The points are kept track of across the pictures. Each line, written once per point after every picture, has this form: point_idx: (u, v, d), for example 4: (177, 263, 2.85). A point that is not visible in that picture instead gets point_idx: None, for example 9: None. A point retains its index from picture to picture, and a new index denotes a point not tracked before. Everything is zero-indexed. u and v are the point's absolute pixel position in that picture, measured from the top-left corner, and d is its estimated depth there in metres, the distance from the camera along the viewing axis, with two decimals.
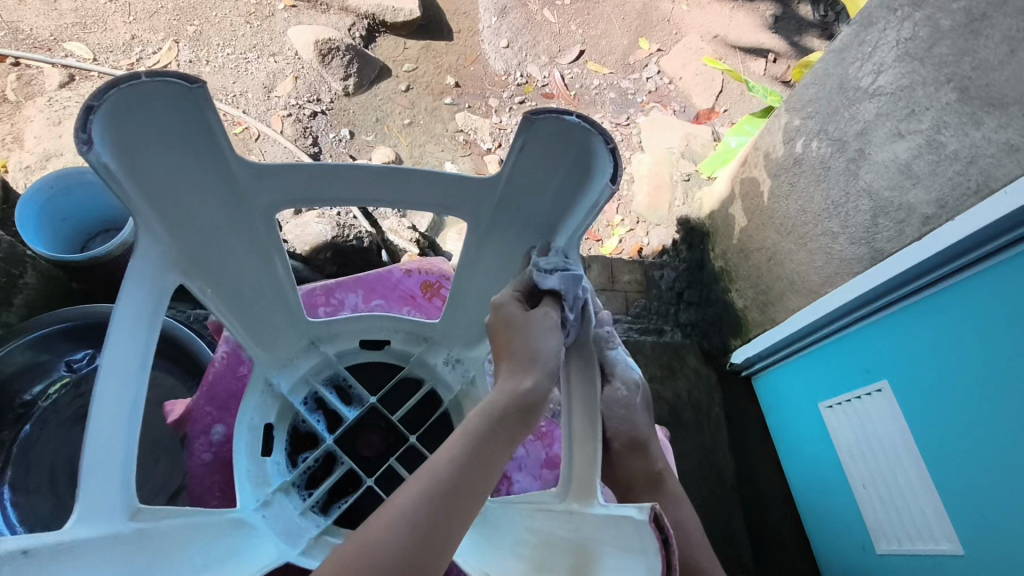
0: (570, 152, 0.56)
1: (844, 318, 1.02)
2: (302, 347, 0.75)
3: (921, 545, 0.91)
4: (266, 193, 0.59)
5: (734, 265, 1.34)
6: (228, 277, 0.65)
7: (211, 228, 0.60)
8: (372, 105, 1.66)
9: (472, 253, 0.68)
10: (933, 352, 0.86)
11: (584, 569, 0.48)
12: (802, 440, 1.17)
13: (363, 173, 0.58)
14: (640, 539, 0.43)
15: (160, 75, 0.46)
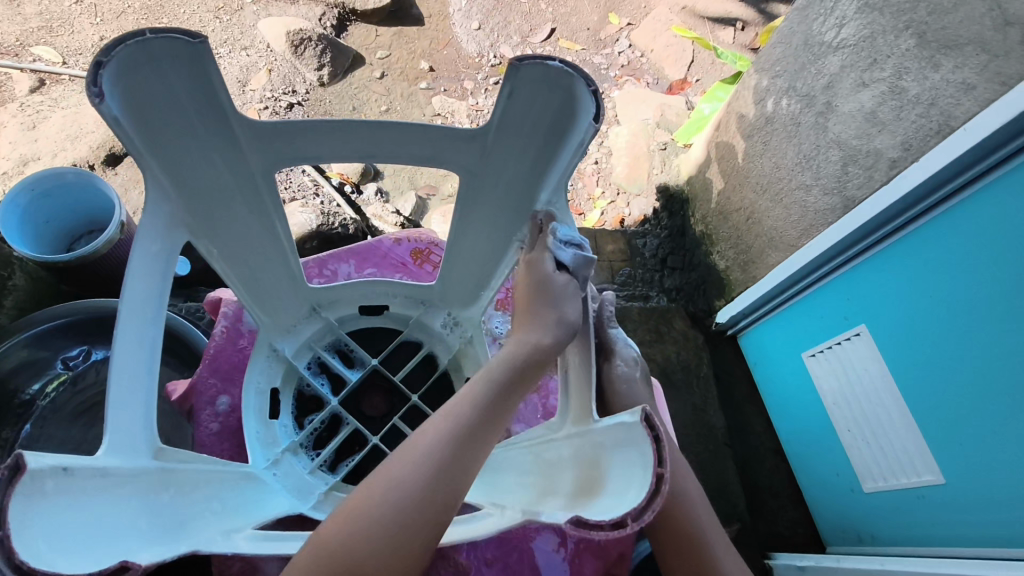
0: (555, 100, 0.57)
1: (822, 267, 1.05)
2: (303, 315, 0.78)
3: (904, 479, 0.95)
4: (266, 153, 0.61)
5: (714, 228, 1.37)
6: (230, 242, 0.66)
7: (213, 192, 0.61)
8: (348, 94, 1.67)
9: (462, 210, 0.69)
10: (910, 288, 0.89)
11: (586, 479, 0.51)
12: (789, 391, 1.20)
13: (355, 130, 0.60)
14: (632, 442, 0.45)
15: (165, 32, 0.47)
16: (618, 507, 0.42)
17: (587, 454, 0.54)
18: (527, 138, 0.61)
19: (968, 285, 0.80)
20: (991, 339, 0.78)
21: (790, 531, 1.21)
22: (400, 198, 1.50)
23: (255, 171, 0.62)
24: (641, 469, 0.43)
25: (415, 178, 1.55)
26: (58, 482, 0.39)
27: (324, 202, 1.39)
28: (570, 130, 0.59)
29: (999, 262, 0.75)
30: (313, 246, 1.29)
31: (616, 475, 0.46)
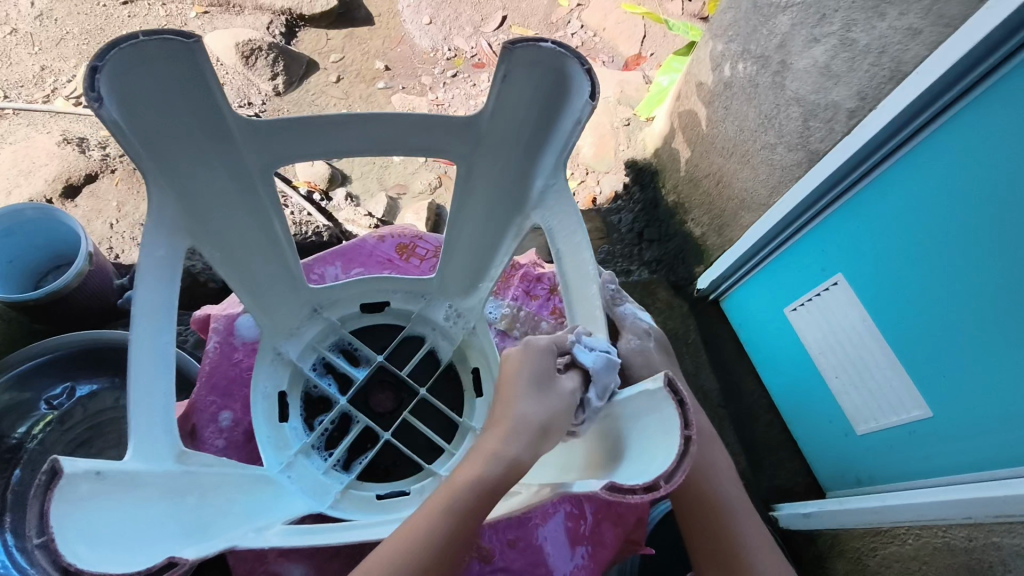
0: (548, 80, 0.59)
1: (793, 226, 1.08)
2: (304, 317, 0.77)
3: (894, 417, 0.98)
4: (262, 153, 0.62)
5: (685, 197, 1.39)
6: (232, 248, 0.67)
7: (211, 198, 0.62)
8: (305, 101, 1.65)
9: (460, 198, 0.71)
10: (880, 234, 0.92)
11: (617, 453, 0.53)
12: (776, 349, 1.23)
13: (340, 125, 0.61)
14: (659, 406, 0.48)
15: (158, 33, 0.48)
16: (648, 470, 0.44)
17: (615, 428, 0.56)
18: (519, 119, 0.63)
19: (934, 220, 0.83)
20: (959, 267, 0.82)
21: (791, 482, 1.24)
22: (372, 200, 1.49)
23: (252, 173, 0.63)
24: (667, 433, 0.46)
25: (383, 179, 1.54)
26: (91, 484, 0.42)
27: (295, 212, 1.37)
28: (567, 108, 0.61)
29: (961, 193, 0.78)
30: None
31: (642, 443, 0.49)
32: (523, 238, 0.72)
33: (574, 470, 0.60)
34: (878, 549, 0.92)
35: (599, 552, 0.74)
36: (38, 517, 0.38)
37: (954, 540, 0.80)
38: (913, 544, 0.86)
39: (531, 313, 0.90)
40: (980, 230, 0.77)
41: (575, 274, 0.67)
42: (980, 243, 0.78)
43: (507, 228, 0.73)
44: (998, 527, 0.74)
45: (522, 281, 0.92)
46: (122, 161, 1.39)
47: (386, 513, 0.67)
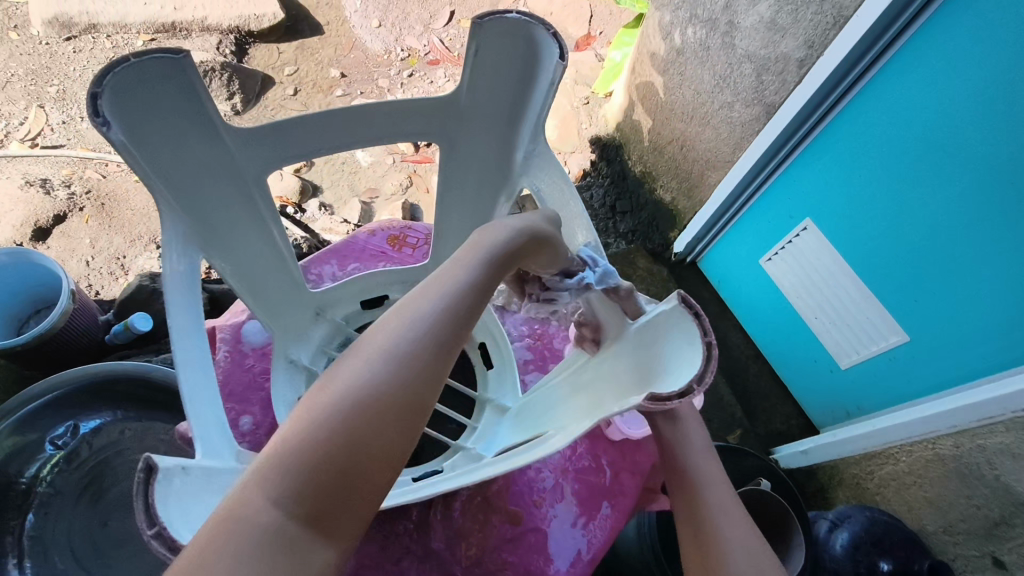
0: (518, 49, 0.61)
1: (758, 179, 1.13)
2: (311, 321, 0.81)
3: (874, 347, 1.04)
4: (254, 160, 0.64)
5: (652, 166, 1.43)
6: (241, 258, 0.68)
7: (217, 211, 0.63)
8: (266, 117, 1.64)
9: (446, 178, 0.75)
10: (846, 173, 0.97)
11: (634, 376, 0.56)
12: (758, 300, 1.28)
13: (323, 121, 0.64)
14: (676, 326, 0.51)
15: (149, 53, 0.50)
16: (680, 374, 0.47)
17: (632, 356, 0.59)
18: (495, 92, 0.66)
19: (900, 152, 0.87)
20: (927, 194, 0.86)
21: (786, 425, 1.29)
22: (345, 207, 1.49)
23: (249, 183, 0.65)
24: (688, 341, 0.49)
25: (353, 185, 1.54)
26: (178, 479, 0.45)
27: None
28: (538, 74, 0.63)
29: (924, 124, 0.83)
30: None
31: (665, 357, 0.52)
32: (515, 199, 0.76)
33: (585, 398, 0.63)
34: (875, 471, 0.97)
35: (620, 501, 0.77)
36: (145, 510, 0.41)
37: (944, 450, 0.84)
38: (907, 461, 0.90)
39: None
40: (946, 154, 0.82)
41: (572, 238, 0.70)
42: (946, 167, 0.82)
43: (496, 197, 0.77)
44: (981, 429, 0.79)
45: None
46: (89, 199, 1.38)
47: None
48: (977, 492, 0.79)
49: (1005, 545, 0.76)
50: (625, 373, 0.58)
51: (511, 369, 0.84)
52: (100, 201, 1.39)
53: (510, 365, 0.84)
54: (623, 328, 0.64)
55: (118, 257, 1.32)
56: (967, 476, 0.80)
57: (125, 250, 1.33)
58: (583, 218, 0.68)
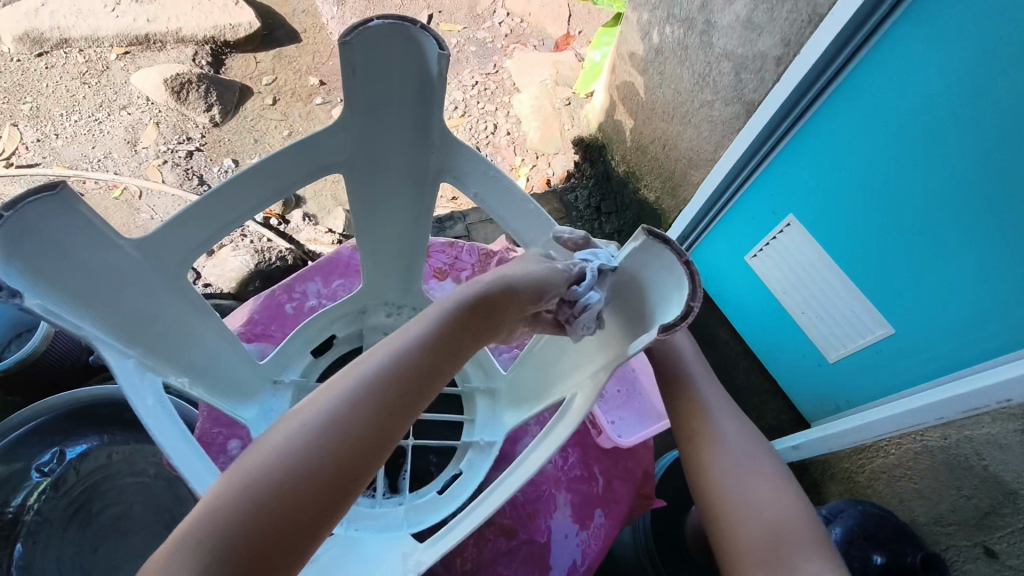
0: (392, 54, 0.54)
1: (739, 178, 1.14)
2: (269, 394, 0.69)
3: (860, 340, 1.05)
4: (173, 252, 0.54)
5: (635, 165, 1.44)
6: (196, 365, 0.58)
7: (156, 317, 0.53)
8: (246, 128, 1.63)
9: (360, 207, 0.67)
10: (831, 174, 0.97)
11: (627, 324, 0.56)
12: (746, 298, 1.28)
13: (257, 175, 0.55)
14: (650, 260, 0.52)
15: (19, 199, 0.39)
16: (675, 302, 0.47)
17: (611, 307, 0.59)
18: (392, 102, 0.58)
19: (884, 146, 0.88)
20: (912, 185, 0.86)
21: (777, 420, 1.30)
22: (329, 217, 1.48)
23: (173, 278, 0.55)
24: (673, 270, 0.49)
25: (337, 194, 1.53)
26: None
27: (254, 240, 1.35)
28: (431, 75, 0.55)
29: (901, 121, 0.84)
30: (257, 286, 1.27)
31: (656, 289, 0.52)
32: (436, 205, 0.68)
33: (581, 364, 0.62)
34: (866, 464, 0.98)
35: (614, 509, 0.77)
36: None
37: (932, 442, 0.85)
38: (896, 453, 0.92)
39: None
40: (929, 144, 0.82)
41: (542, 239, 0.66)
42: (930, 163, 0.83)
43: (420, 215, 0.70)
44: (967, 420, 0.79)
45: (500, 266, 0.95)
46: None
47: (460, 498, 0.68)
48: (967, 483, 0.81)
49: (994, 534, 0.78)
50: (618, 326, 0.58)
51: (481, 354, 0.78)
52: None
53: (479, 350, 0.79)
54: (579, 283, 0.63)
55: None
56: (956, 467, 0.82)
57: None
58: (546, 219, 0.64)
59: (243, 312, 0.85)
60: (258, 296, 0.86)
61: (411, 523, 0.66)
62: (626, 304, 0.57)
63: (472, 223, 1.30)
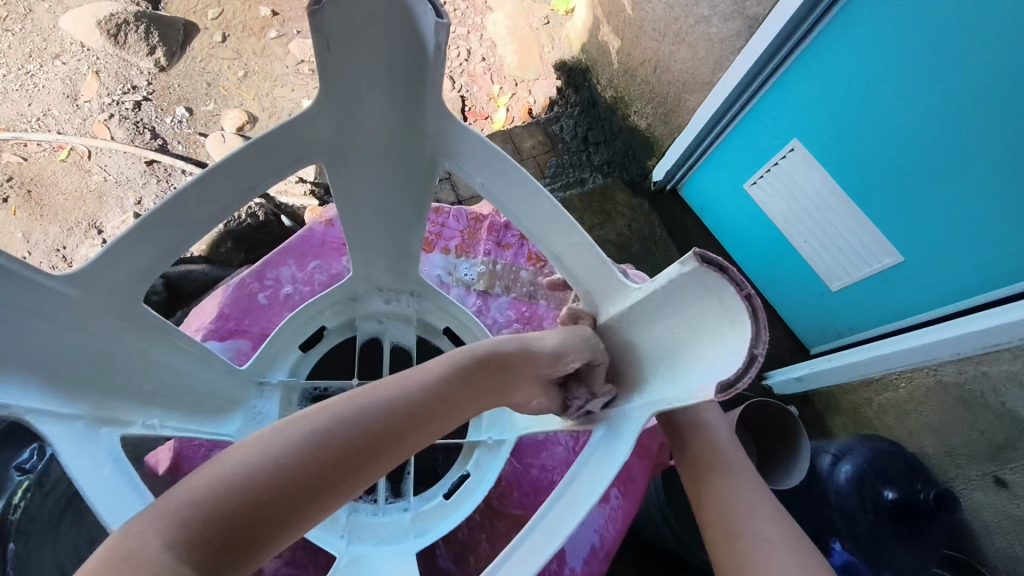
0: (378, 26, 0.43)
1: (743, 99, 1.05)
2: (256, 398, 0.64)
3: (867, 268, 1.00)
4: (120, 278, 0.46)
5: (625, 89, 1.35)
6: (163, 394, 0.52)
7: (109, 352, 0.47)
8: (196, 70, 1.48)
9: (343, 195, 0.57)
10: (844, 95, 0.89)
11: (671, 348, 0.47)
12: (745, 228, 1.22)
13: (211, 181, 0.47)
14: (706, 290, 0.40)
15: None
16: (730, 352, 0.38)
17: (645, 314, 0.49)
18: (369, 86, 0.47)
19: (902, 70, 0.80)
20: (928, 111, 0.80)
21: (777, 350, 1.27)
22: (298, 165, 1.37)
23: (120, 307, 0.47)
24: (725, 307, 0.39)
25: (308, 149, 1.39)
26: None
27: None
28: (421, 56, 0.44)
29: (921, 39, 0.76)
30: (229, 248, 1.19)
31: (698, 330, 0.43)
32: (434, 187, 0.58)
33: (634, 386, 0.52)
34: (873, 398, 0.97)
35: (631, 488, 0.76)
36: None
37: (945, 376, 0.83)
38: (906, 387, 0.90)
39: (508, 265, 0.90)
40: (946, 67, 0.75)
41: (577, 259, 0.54)
42: (953, 85, 0.75)
43: (416, 202, 0.60)
44: (984, 356, 0.76)
45: (491, 233, 0.92)
46: (13, 187, 1.28)
47: (467, 507, 0.64)
48: (982, 418, 0.80)
49: (1007, 466, 0.78)
50: (660, 343, 0.48)
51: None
52: (25, 188, 1.28)
53: (487, 341, 0.70)
54: (619, 288, 0.51)
55: (58, 249, 1.25)
56: (972, 404, 0.80)
57: (64, 240, 1.25)
58: (573, 227, 0.52)
59: (213, 305, 0.80)
60: (227, 284, 0.81)
61: (418, 534, 0.62)
62: (672, 340, 0.46)
63: None
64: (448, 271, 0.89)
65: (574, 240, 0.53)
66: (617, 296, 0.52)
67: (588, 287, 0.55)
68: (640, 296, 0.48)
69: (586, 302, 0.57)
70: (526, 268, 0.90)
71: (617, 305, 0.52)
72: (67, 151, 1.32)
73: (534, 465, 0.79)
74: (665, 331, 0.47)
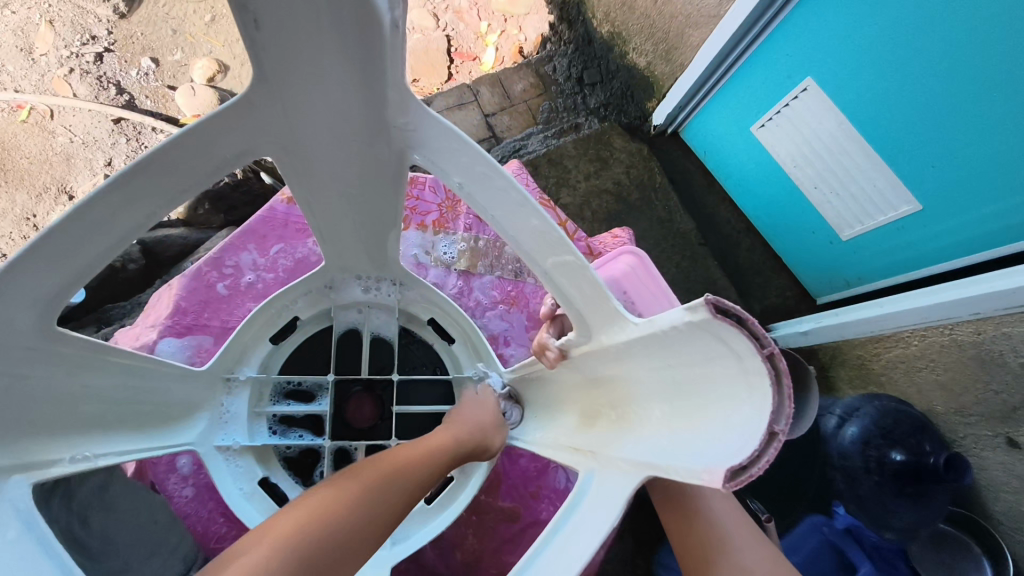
0: (315, 23, 0.34)
1: (753, 29, 0.96)
2: (225, 397, 0.61)
3: (882, 218, 0.94)
4: (23, 303, 0.41)
5: (622, 24, 1.25)
6: (94, 412, 0.48)
7: (25, 376, 0.43)
8: (159, 16, 1.36)
9: (295, 178, 0.51)
10: (867, 27, 0.80)
11: (676, 396, 0.39)
12: (753, 175, 1.15)
13: (125, 189, 0.41)
14: (719, 342, 0.32)
15: None
16: (746, 423, 0.32)
17: (642, 356, 0.41)
18: (323, 80, 0.39)
19: (939, 11, 0.71)
20: (964, 57, 0.71)
21: (782, 299, 1.22)
22: None
23: (33, 326, 0.42)
24: (744, 369, 0.32)
25: None
26: None
27: None
28: (377, 43, 0.36)
29: None
30: (207, 210, 1.11)
31: (710, 381, 0.35)
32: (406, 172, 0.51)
33: (626, 427, 0.45)
34: (882, 352, 0.92)
35: None
36: None
37: (961, 336, 0.78)
38: (918, 344, 0.85)
39: (490, 240, 0.85)
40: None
41: (569, 279, 0.46)
42: (991, 20, 0.66)
43: (377, 192, 0.53)
44: (1005, 317, 0.71)
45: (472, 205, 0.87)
46: None
47: (452, 510, 0.62)
48: (995, 378, 0.75)
49: (1020, 428, 0.74)
50: (661, 388, 0.41)
51: (476, 337, 0.67)
52: None
53: (473, 333, 0.67)
54: (614, 321, 0.43)
55: (28, 217, 1.19)
56: (986, 363, 0.76)
57: (33, 208, 1.20)
58: (563, 241, 0.44)
59: (168, 298, 0.76)
60: (183, 274, 0.77)
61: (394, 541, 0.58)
62: (676, 387, 0.39)
63: None
64: (425, 249, 0.84)
65: (566, 258, 0.45)
66: (612, 328, 0.44)
67: (581, 312, 0.46)
68: (638, 332, 0.40)
69: (578, 328, 0.48)
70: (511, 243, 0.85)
71: (612, 337, 0.44)
72: (27, 110, 1.25)
73: (522, 454, 0.77)
74: (664, 374, 0.40)
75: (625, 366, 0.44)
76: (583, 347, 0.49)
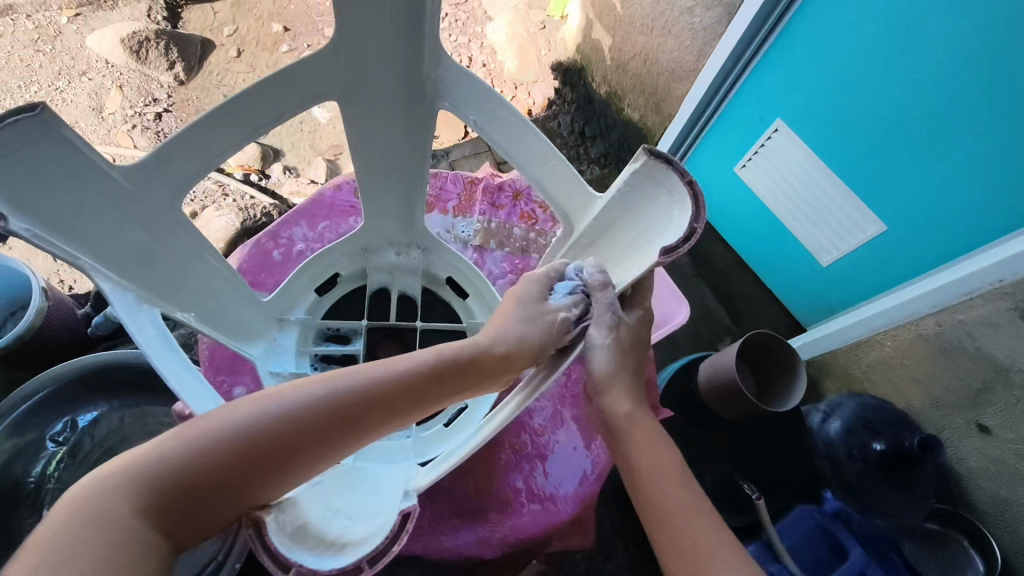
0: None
1: (728, 80, 1.11)
2: (276, 332, 0.75)
3: (852, 241, 1.04)
4: (158, 190, 0.56)
5: (618, 85, 1.42)
6: (196, 304, 0.63)
7: (160, 247, 0.57)
8: (212, 83, 1.56)
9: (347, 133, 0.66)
10: (822, 68, 0.94)
11: (629, 239, 0.62)
12: (743, 215, 1.26)
13: (226, 116, 0.56)
14: (656, 179, 0.56)
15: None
16: (679, 223, 0.53)
17: (609, 220, 0.64)
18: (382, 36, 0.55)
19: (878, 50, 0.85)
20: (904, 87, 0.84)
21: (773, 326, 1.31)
22: (310, 168, 1.37)
23: (161, 214, 0.57)
24: (672, 193, 0.54)
25: (316, 144, 1.42)
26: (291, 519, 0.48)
27: (237, 199, 1.29)
28: None
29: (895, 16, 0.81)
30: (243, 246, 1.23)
31: (652, 213, 0.58)
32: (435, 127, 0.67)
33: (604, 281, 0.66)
34: (862, 359, 0.99)
35: None
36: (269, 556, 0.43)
37: (926, 330, 0.86)
38: (891, 345, 0.93)
39: (501, 222, 0.97)
40: (913, 39, 0.80)
41: (554, 183, 0.66)
42: (921, 58, 0.80)
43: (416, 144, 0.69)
44: (960, 306, 0.80)
45: (487, 194, 0.99)
46: None
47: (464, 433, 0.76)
48: (962, 365, 0.83)
49: (988, 411, 0.81)
50: (621, 241, 0.63)
51: (487, 291, 0.81)
52: None
53: (486, 290, 0.81)
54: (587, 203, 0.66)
55: None
56: (952, 351, 0.83)
57: None
58: (554, 154, 0.63)
59: (232, 261, 0.88)
60: (245, 244, 0.89)
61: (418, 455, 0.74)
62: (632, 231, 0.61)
63: (455, 160, 1.34)
64: (447, 227, 0.96)
65: (551, 163, 0.64)
66: (586, 207, 0.66)
67: (563, 207, 0.68)
68: (603, 201, 0.63)
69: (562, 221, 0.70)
70: (518, 224, 0.97)
71: (586, 215, 0.66)
72: None
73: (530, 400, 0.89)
74: (624, 226, 0.62)
75: (599, 236, 0.66)
76: (571, 235, 0.71)
